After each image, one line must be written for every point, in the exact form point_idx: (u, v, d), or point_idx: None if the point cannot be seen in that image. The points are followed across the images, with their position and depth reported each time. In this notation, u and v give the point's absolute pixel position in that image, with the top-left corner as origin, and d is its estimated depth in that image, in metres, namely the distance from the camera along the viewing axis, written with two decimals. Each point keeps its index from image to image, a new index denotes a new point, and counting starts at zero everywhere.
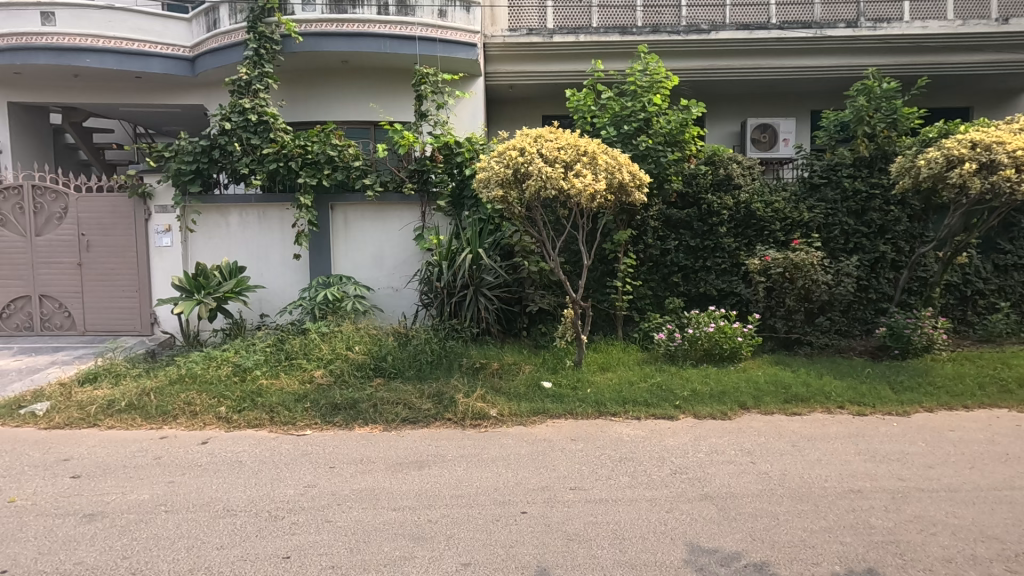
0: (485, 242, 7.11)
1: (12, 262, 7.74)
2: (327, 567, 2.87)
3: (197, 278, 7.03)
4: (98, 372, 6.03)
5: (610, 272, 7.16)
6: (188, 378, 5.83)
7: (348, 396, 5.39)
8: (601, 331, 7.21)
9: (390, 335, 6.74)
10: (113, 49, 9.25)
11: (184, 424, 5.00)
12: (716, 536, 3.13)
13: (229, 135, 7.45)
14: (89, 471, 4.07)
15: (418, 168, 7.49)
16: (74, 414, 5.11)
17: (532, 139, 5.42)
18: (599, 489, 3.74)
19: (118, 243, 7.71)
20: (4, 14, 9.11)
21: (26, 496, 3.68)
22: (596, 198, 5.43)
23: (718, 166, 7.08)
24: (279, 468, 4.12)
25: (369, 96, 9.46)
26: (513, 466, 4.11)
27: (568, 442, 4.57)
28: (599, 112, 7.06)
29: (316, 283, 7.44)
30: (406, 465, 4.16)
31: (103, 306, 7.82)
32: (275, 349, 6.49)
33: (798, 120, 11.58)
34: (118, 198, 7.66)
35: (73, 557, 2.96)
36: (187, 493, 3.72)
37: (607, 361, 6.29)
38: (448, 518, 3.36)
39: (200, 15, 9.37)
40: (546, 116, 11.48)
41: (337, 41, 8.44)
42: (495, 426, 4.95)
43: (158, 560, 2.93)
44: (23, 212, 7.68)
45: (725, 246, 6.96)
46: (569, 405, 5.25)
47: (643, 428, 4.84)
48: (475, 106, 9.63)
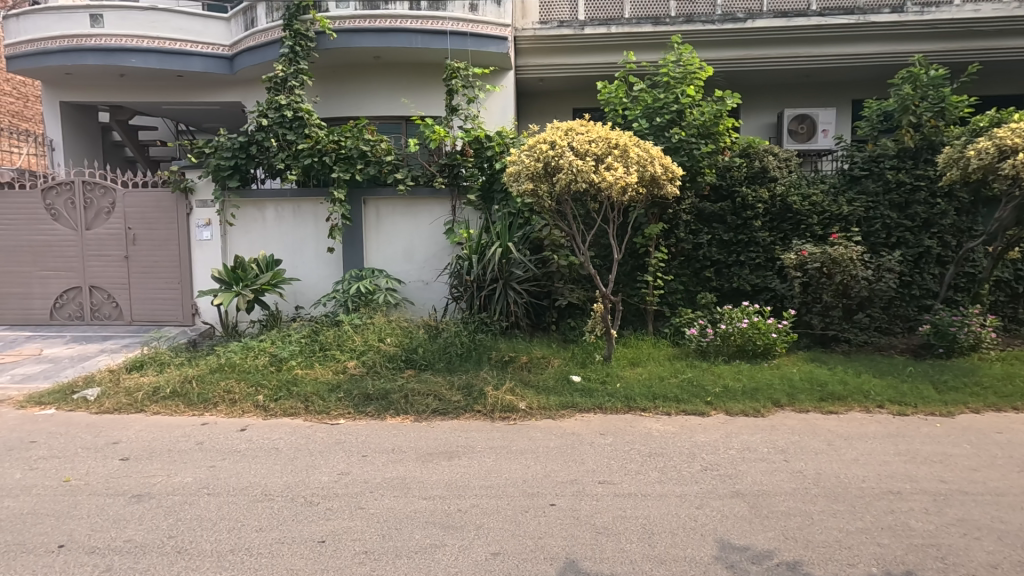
0: (515, 236, 7.12)
1: (64, 255, 8.12)
2: (360, 552, 2.95)
3: (235, 270, 7.22)
4: (144, 360, 6.29)
5: (641, 266, 7.09)
6: (228, 367, 6.04)
7: (380, 387, 5.51)
8: (630, 326, 7.17)
9: (421, 327, 6.84)
10: (157, 48, 9.57)
11: (223, 411, 5.19)
12: (747, 534, 3.09)
13: (265, 131, 7.64)
14: (137, 454, 4.27)
15: (449, 162, 7.55)
16: (122, 400, 5.36)
17: (562, 132, 5.39)
18: (628, 483, 3.73)
19: (162, 236, 8.01)
20: (57, 17, 9.56)
21: (80, 476, 3.88)
22: (627, 191, 5.38)
23: (752, 158, 6.92)
24: (314, 455, 4.24)
25: (400, 91, 9.56)
26: (541, 459, 4.14)
27: (597, 436, 4.56)
28: (630, 104, 6.98)
29: (349, 276, 7.58)
30: (436, 455, 4.23)
31: (148, 297, 8.14)
32: (310, 339, 6.65)
33: (838, 110, 11.21)
34: (162, 193, 7.96)
35: (122, 535, 3.12)
36: (227, 477, 3.86)
37: (636, 356, 6.25)
38: (477, 508, 3.41)
39: (238, 14, 9.58)
40: (576, 109, 11.39)
41: (369, 37, 8.53)
42: (524, 419, 4.98)
43: (202, 540, 3.06)
44: (74, 207, 8.05)
45: (760, 240, 6.80)
46: (598, 399, 5.25)
47: (673, 424, 4.79)
48: (506, 100, 9.63)
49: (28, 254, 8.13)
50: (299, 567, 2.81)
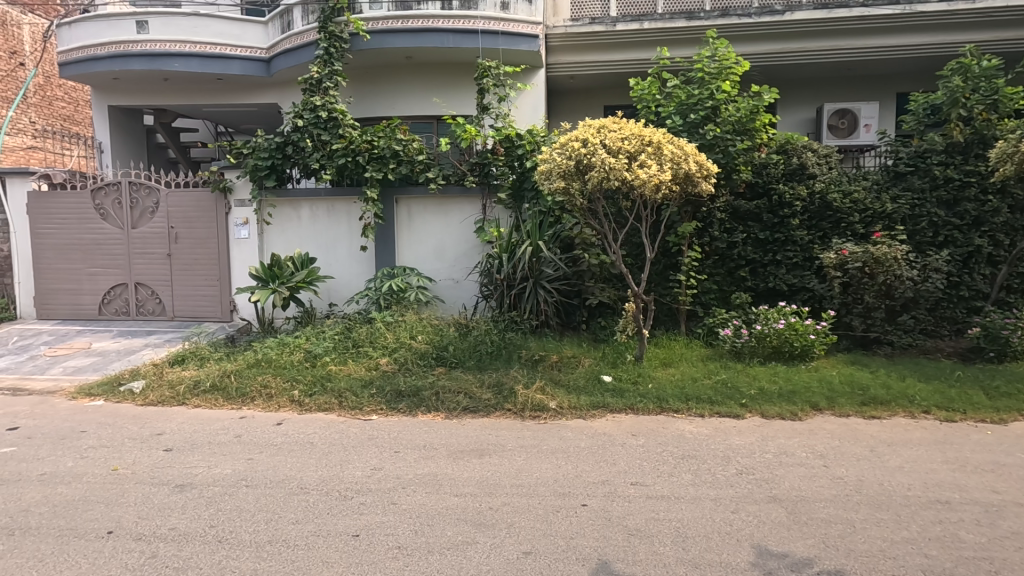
0: (546, 234, 7.09)
1: (111, 253, 8.46)
2: (394, 546, 2.98)
3: (272, 268, 7.40)
4: (186, 355, 6.50)
5: (673, 265, 6.99)
6: (265, 363, 6.19)
7: (411, 384, 5.57)
8: (662, 326, 7.07)
9: (451, 326, 6.89)
10: (198, 53, 9.89)
11: (261, 405, 5.33)
12: (786, 540, 3.01)
13: (301, 131, 7.80)
14: (179, 445, 4.42)
15: (480, 161, 7.57)
16: (165, 393, 5.56)
17: (595, 130, 5.35)
18: (661, 485, 3.68)
19: (202, 235, 8.27)
20: (106, 25, 9.96)
21: (127, 466, 4.03)
22: (661, 189, 5.31)
23: (790, 155, 6.74)
24: (347, 450, 4.31)
25: (432, 91, 9.64)
26: (573, 459, 4.12)
27: (629, 437, 4.52)
28: (663, 101, 6.88)
29: (381, 274, 7.67)
30: (468, 452, 4.26)
31: (189, 294, 8.41)
32: (343, 336, 6.77)
33: (882, 104, 10.81)
34: (202, 193, 8.22)
35: (167, 523, 3.23)
36: (264, 470, 3.95)
37: (669, 356, 6.16)
38: (509, 506, 3.41)
39: (275, 18, 9.80)
40: (607, 106, 11.27)
41: (402, 38, 8.62)
42: (555, 419, 4.97)
43: (241, 531, 3.15)
44: (121, 207, 8.38)
45: (798, 239, 6.60)
46: (630, 399, 5.19)
47: (707, 427, 4.71)
48: (537, 98, 9.61)
49: (78, 252, 8.48)
50: (335, 560, 2.86)
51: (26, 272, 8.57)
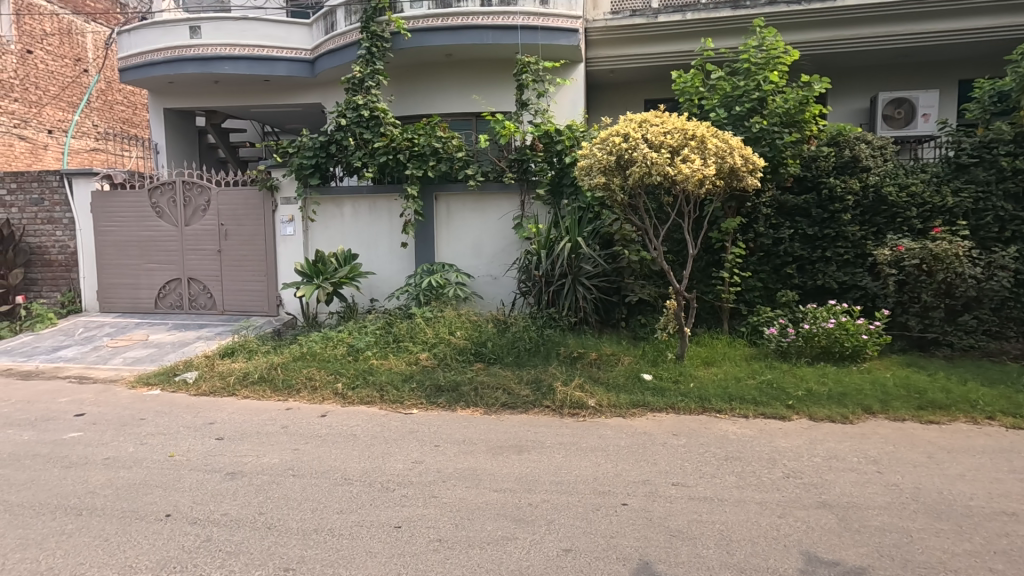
0: (585, 231, 7.03)
1: (166, 249, 8.86)
2: (434, 539, 3.03)
3: (316, 264, 7.60)
4: (235, 347, 6.75)
5: (716, 262, 6.82)
6: (309, 356, 6.37)
7: (450, 378, 5.63)
8: (704, 324, 6.90)
9: (489, 322, 6.93)
10: (247, 55, 10.23)
11: (306, 397, 5.49)
12: (836, 548, 2.90)
13: (344, 130, 7.97)
14: (229, 434, 4.59)
15: (519, 157, 7.56)
16: (217, 383, 5.80)
17: (636, 124, 5.23)
18: (703, 487, 3.60)
19: (250, 232, 8.56)
20: (162, 31, 10.42)
21: (183, 452, 4.22)
22: (705, 183, 5.18)
23: (842, 147, 6.46)
24: (388, 443, 4.39)
25: (471, 88, 9.69)
26: (612, 457, 4.08)
27: (670, 437, 4.44)
28: (707, 93, 6.73)
29: (420, 270, 7.78)
30: (507, 448, 4.27)
31: (238, 288, 8.73)
32: (384, 331, 6.89)
33: (943, 92, 10.25)
34: (251, 191, 8.51)
35: (220, 508, 3.36)
36: (310, 460, 4.07)
37: (711, 355, 6.03)
38: (548, 503, 3.41)
39: (320, 19, 10.03)
40: (648, 100, 11.08)
41: (442, 35, 8.67)
42: (593, 417, 4.92)
43: (288, 518, 3.25)
44: (175, 205, 8.76)
45: (849, 235, 6.33)
46: (670, 398, 5.11)
47: (751, 428, 4.58)
48: (576, 93, 9.53)
49: (135, 248, 8.91)
50: (378, 550, 2.92)
51: (89, 267, 9.06)
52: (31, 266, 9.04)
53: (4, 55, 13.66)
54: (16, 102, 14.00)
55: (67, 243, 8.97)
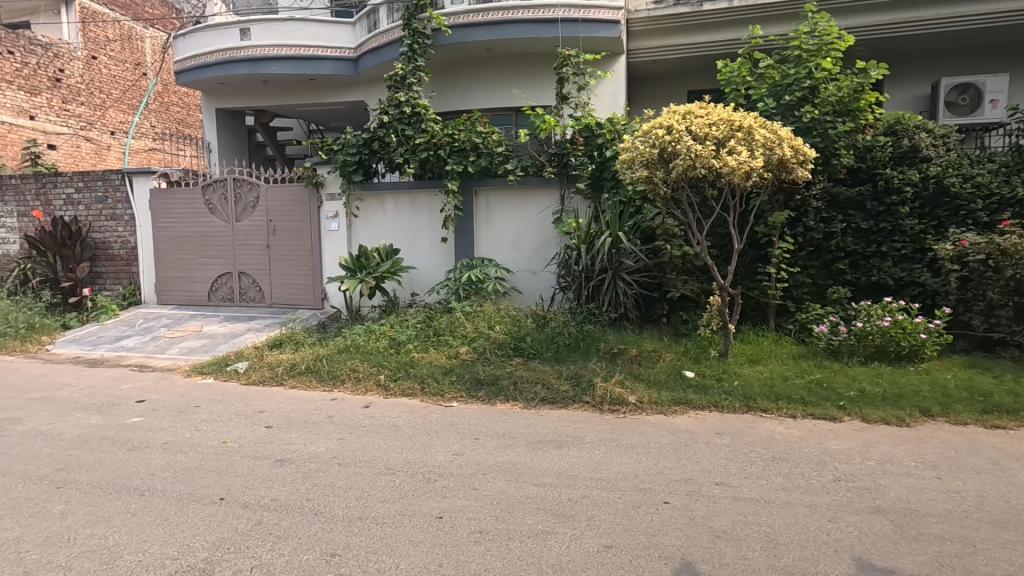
0: (625, 225, 6.94)
1: (218, 244, 9.23)
2: (475, 530, 3.06)
3: (359, 259, 7.77)
4: (282, 339, 6.98)
5: (762, 257, 6.60)
6: (353, 348, 6.53)
7: (490, 372, 5.67)
8: (749, 321, 6.71)
9: (529, 316, 6.94)
10: (293, 55, 10.50)
11: (350, 388, 5.64)
12: (892, 555, 2.78)
13: (386, 127, 8.09)
14: (278, 423, 4.76)
15: (559, 151, 7.54)
16: (266, 373, 6.02)
17: (680, 116, 5.11)
18: (749, 487, 3.51)
19: (297, 227, 8.82)
20: (214, 34, 10.82)
21: (234, 439, 4.40)
22: (752, 175, 5.03)
23: (900, 137, 6.14)
24: (430, 435, 4.46)
25: (511, 83, 9.69)
26: (653, 455, 4.02)
27: (713, 436, 4.34)
28: (755, 83, 6.53)
29: (460, 265, 7.82)
30: (546, 443, 4.27)
31: (285, 282, 9.01)
32: (425, 325, 6.99)
33: (1013, 76, 9.62)
34: (297, 188, 8.75)
35: (269, 494, 3.49)
36: (354, 450, 4.18)
37: (756, 353, 5.87)
38: (588, 499, 3.39)
39: (363, 18, 10.19)
40: (691, 91, 10.82)
41: (482, 30, 8.68)
42: (634, 414, 4.87)
43: (334, 505, 3.35)
44: (227, 202, 9.10)
45: (907, 229, 6.02)
46: (713, 396, 5.00)
47: (800, 428, 4.43)
48: (618, 86, 9.40)
49: (190, 243, 9.31)
50: (420, 539, 2.97)
51: (148, 262, 9.52)
52: (96, 260, 9.58)
53: (72, 61, 14.62)
54: (81, 106, 14.85)
55: (128, 238, 9.45)
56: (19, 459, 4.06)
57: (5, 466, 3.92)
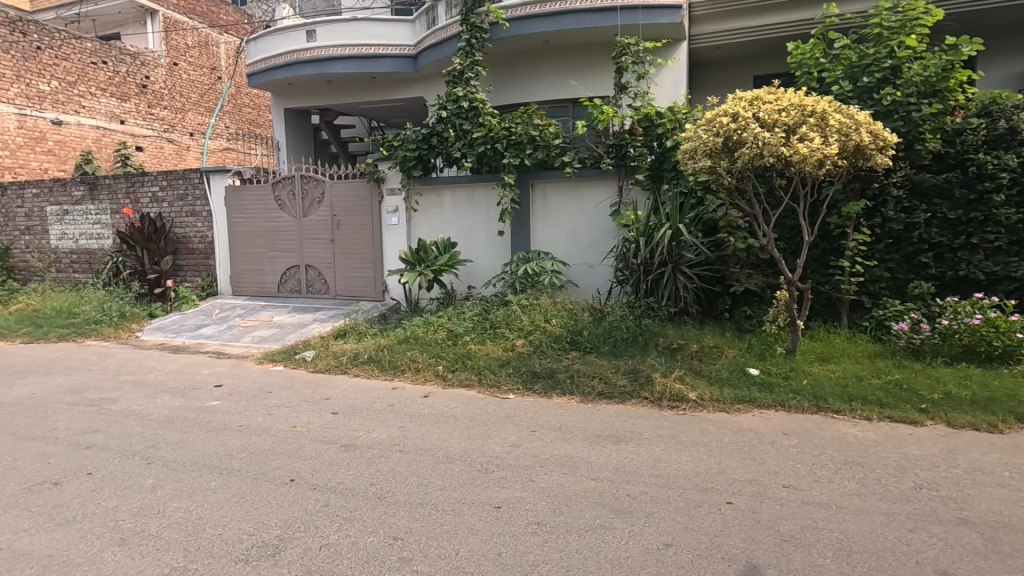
0: (686, 217, 6.73)
1: (287, 239, 9.68)
2: (533, 522, 3.08)
3: (418, 252, 7.95)
4: (346, 330, 7.25)
5: (835, 250, 6.24)
6: (412, 339, 6.71)
7: (546, 365, 5.68)
8: (819, 318, 6.37)
9: (585, 311, 6.89)
10: (356, 55, 10.79)
11: (409, 377, 5.81)
12: (982, 571, 2.58)
13: (445, 122, 8.19)
14: (343, 409, 4.96)
15: (617, 143, 7.42)
16: (332, 361, 6.28)
17: (747, 102, 4.89)
18: (819, 491, 3.35)
19: (359, 221, 9.12)
20: (283, 37, 11.32)
21: (303, 424, 4.62)
22: (825, 164, 4.75)
23: (995, 118, 5.61)
24: (487, 425, 4.53)
25: (569, 74, 9.59)
26: (715, 453, 3.90)
27: (780, 436, 4.16)
28: (828, 64, 6.18)
29: (516, 258, 7.84)
30: (603, 438, 4.23)
31: (348, 275, 9.35)
32: (481, 317, 7.07)
33: None
34: (359, 183, 9.05)
35: (336, 477, 3.65)
36: (414, 438, 4.30)
37: (828, 351, 5.57)
38: (647, 495, 3.34)
39: (422, 15, 10.36)
40: (756, 76, 10.35)
41: (539, 22, 8.61)
42: (695, 411, 4.75)
43: (396, 491, 3.46)
44: (295, 198, 9.53)
45: (1002, 219, 5.51)
46: (779, 395, 4.79)
47: (876, 431, 4.18)
48: (678, 74, 9.12)
49: (261, 238, 9.82)
50: (479, 528, 3.02)
51: (224, 255, 10.12)
52: (178, 254, 10.27)
53: (156, 68, 15.67)
54: (165, 109, 15.92)
55: (206, 233, 10.06)
56: (115, 435, 4.44)
57: (104, 442, 4.30)
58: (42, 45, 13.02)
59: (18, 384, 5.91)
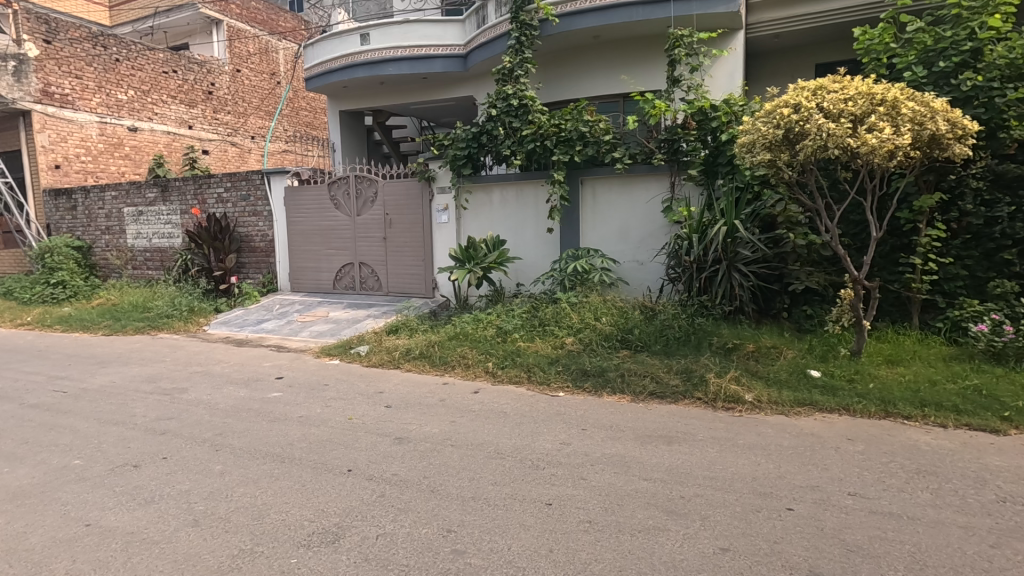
0: (742, 213, 6.51)
1: (342, 237, 9.99)
2: (584, 520, 3.06)
3: (468, 250, 8.04)
4: (398, 326, 7.42)
5: (905, 246, 5.89)
6: (462, 336, 6.80)
7: (596, 364, 5.63)
8: (887, 318, 6.03)
9: (636, 309, 6.79)
10: (408, 56, 10.99)
11: (460, 373, 5.89)
12: None
13: (495, 120, 8.22)
14: (397, 403, 5.08)
15: (669, 137, 7.22)
16: (385, 356, 6.45)
17: (810, 92, 4.67)
18: (888, 501, 3.17)
19: (411, 220, 9.32)
20: (338, 41, 11.66)
21: (359, 417, 4.76)
22: (896, 155, 4.49)
23: None
24: (537, 422, 4.54)
25: (620, 68, 9.44)
26: (774, 458, 3.76)
27: (844, 441, 3.97)
28: (900, 50, 5.82)
29: (565, 255, 7.80)
30: (655, 438, 4.16)
31: (400, 272, 9.56)
32: (530, 315, 7.07)
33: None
34: (411, 183, 9.23)
35: (390, 469, 3.74)
36: (465, 433, 4.35)
37: (897, 353, 5.27)
38: (702, 498, 3.26)
39: (472, 14, 10.44)
40: (819, 64, 9.88)
41: (590, 17, 8.52)
42: (751, 412, 4.60)
43: (449, 484, 3.51)
44: (350, 198, 9.82)
45: None
46: (843, 399, 4.57)
47: (952, 440, 3.92)
48: (735, 64, 8.83)
49: (318, 236, 10.17)
50: (530, 524, 3.03)
51: (283, 253, 10.54)
52: (241, 252, 10.79)
53: (220, 75, 16.48)
54: (229, 114, 16.73)
55: (267, 232, 10.52)
56: (186, 422, 4.71)
57: (177, 428, 4.57)
58: (120, 57, 13.88)
59: (101, 373, 6.37)
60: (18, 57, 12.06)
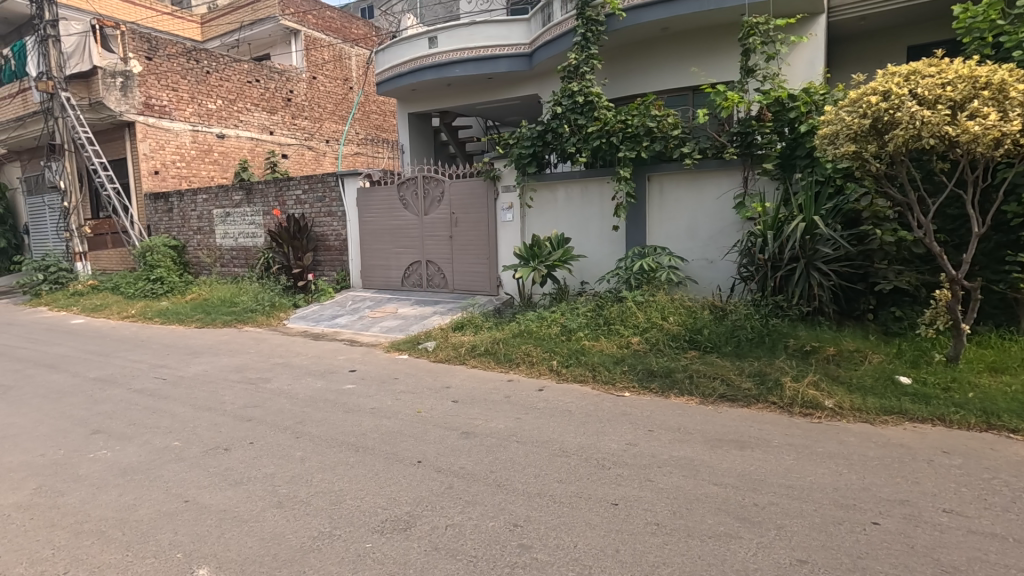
0: (823, 207, 6.15)
1: (410, 236, 10.31)
2: (652, 522, 3.01)
3: (532, 248, 8.08)
4: (464, 323, 7.57)
5: (1013, 243, 5.37)
6: (526, 334, 6.84)
7: (663, 364, 5.51)
8: (990, 321, 5.54)
9: (705, 309, 6.59)
10: (474, 57, 11.15)
11: (524, 371, 5.94)
12: None
13: (560, 118, 8.20)
14: (463, 398, 5.20)
15: (742, 130, 6.93)
16: (451, 352, 6.61)
17: (902, 78, 4.34)
18: (989, 520, 2.92)
19: (476, 219, 9.47)
20: (407, 46, 12.04)
21: (427, 410, 4.90)
22: (1003, 143, 4.11)
23: None
24: (602, 422, 4.51)
25: (689, 61, 9.17)
26: (858, 468, 3.54)
27: (939, 454, 3.68)
28: (1009, 27, 5.30)
29: (631, 253, 7.66)
30: (726, 442, 4.02)
31: (465, 270, 9.74)
32: (595, 313, 7.00)
33: None
34: (476, 182, 9.39)
35: (457, 462, 3.84)
36: (531, 430, 4.37)
37: (1002, 360, 4.83)
38: (777, 507, 3.12)
39: (538, 12, 10.44)
40: (911, 47, 9.16)
41: (658, 10, 8.31)
42: (832, 419, 4.35)
43: (514, 479, 3.57)
44: (417, 198, 10.12)
45: None
46: (937, 408, 4.24)
47: None
48: (815, 52, 8.36)
49: (387, 235, 10.54)
50: (596, 523, 3.02)
51: (355, 251, 11.01)
52: (317, 250, 11.36)
53: (298, 82, 17.37)
54: (306, 120, 17.61)
55: (340, 231, 11.02)
56: (270, 410, 5.03)
57: (261, 416, 4.90)
58: (210, 69, 14.94)
59: (195, 362, 6.92)
60: (125, 74, 13.29)
